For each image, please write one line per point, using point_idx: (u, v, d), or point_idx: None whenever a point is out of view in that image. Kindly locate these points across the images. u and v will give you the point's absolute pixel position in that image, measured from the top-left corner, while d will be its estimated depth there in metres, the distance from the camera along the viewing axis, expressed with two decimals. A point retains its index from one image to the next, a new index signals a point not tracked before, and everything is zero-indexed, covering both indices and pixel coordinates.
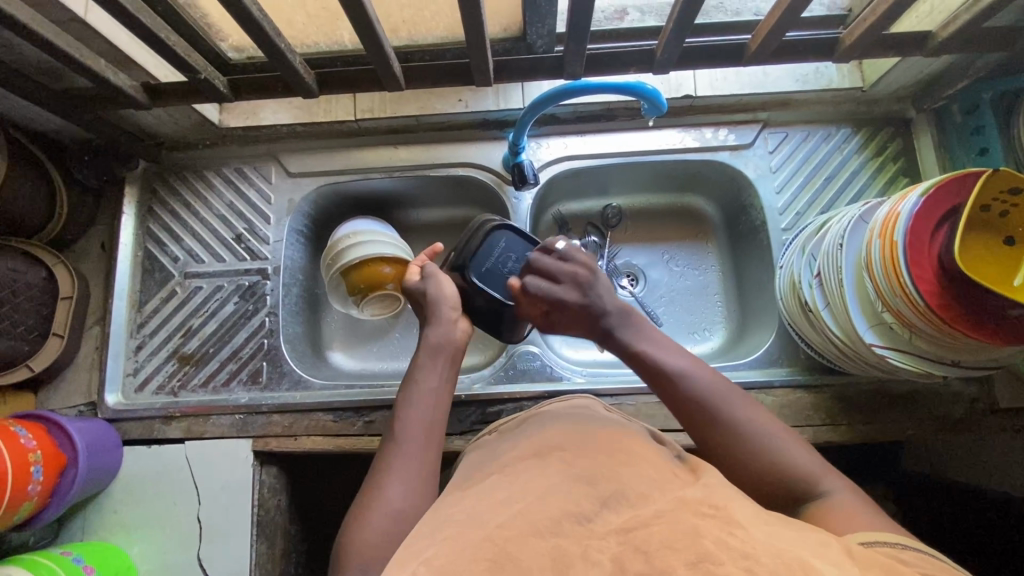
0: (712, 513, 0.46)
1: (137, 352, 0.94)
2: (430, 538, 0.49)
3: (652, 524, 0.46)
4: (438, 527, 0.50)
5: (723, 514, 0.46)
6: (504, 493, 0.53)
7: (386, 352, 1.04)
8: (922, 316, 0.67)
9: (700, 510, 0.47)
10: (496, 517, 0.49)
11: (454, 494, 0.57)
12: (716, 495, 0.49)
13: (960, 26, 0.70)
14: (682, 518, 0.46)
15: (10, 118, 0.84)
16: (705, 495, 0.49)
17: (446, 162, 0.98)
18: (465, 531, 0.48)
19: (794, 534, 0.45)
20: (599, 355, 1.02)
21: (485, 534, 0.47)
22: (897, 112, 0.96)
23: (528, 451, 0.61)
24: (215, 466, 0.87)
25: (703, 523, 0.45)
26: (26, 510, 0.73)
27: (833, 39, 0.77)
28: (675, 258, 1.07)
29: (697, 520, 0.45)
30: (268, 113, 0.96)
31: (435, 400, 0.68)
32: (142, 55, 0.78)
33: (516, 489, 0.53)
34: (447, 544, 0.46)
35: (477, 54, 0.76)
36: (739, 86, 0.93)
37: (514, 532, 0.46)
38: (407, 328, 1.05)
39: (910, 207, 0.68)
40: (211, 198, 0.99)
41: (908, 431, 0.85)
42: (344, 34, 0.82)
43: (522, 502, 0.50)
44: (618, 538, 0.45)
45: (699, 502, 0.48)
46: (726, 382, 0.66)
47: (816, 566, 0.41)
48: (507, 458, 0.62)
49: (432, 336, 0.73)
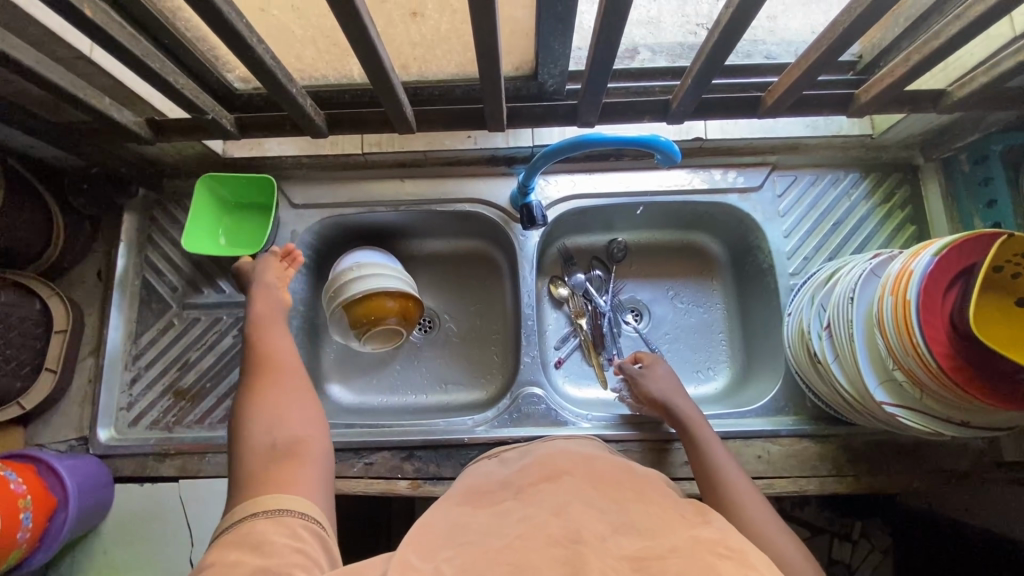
0: (728, 554, 0.44)
1: (132, 386, 0.92)
2: (444, 543, 0.49)
3: (667, 557, 0.44)
4: (456, 534, 0.51)
5: (738, 555, 0.44)
6: (519, 513, 0.51)
7: (388, 386, 1.02)
8: (935, 378, 0.66)
9: (717, 550, 0.45)
10: (506, 534, 0.49)
11: (467, 513, 0.54)
12: (731, 537, 0.47)
13: (976, 87, 0.70)
14: (698, 555, 0.44)
15: (8, 147, 0.82)
16: (721, 536, 0.47)
17: (452, 197, 0.97)
18: (483, 541, 0.48)
19: None
20: (604, 394, 1.01)
21: (506, 540, 0.47)
22: (905, 158, 0.96)
23: (538, 475, 0.58)
24: (210, 508, 0.85)
25: (719, 562, 0.43)
26: (15, 556, 0.71)
27: (848, 94, 0.77)
28: (680, 295, 1.06)
29: (714, 559, 0.43)
30: (274, 146, 0.95)
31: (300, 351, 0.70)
32: (146, 91, 0.76)
33: (533, 509, 0.52)
34: (467, 550, 0.47)
35: (491, 100, 0.75)
36: (750, 130, 0.92)
37: (534, 542, 0.47)
38: (408, 361, 1.03)
39: (924, 266, 0.67)
40: None
41: (915, 484, 0.84)
42: (354, 69, 0.80)
43: (537, 518, 0.50)
44: (633, 564, 0.43)
45: (714, 542, 0.46)
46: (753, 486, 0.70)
47: None
48: (518, 483, 0.59)
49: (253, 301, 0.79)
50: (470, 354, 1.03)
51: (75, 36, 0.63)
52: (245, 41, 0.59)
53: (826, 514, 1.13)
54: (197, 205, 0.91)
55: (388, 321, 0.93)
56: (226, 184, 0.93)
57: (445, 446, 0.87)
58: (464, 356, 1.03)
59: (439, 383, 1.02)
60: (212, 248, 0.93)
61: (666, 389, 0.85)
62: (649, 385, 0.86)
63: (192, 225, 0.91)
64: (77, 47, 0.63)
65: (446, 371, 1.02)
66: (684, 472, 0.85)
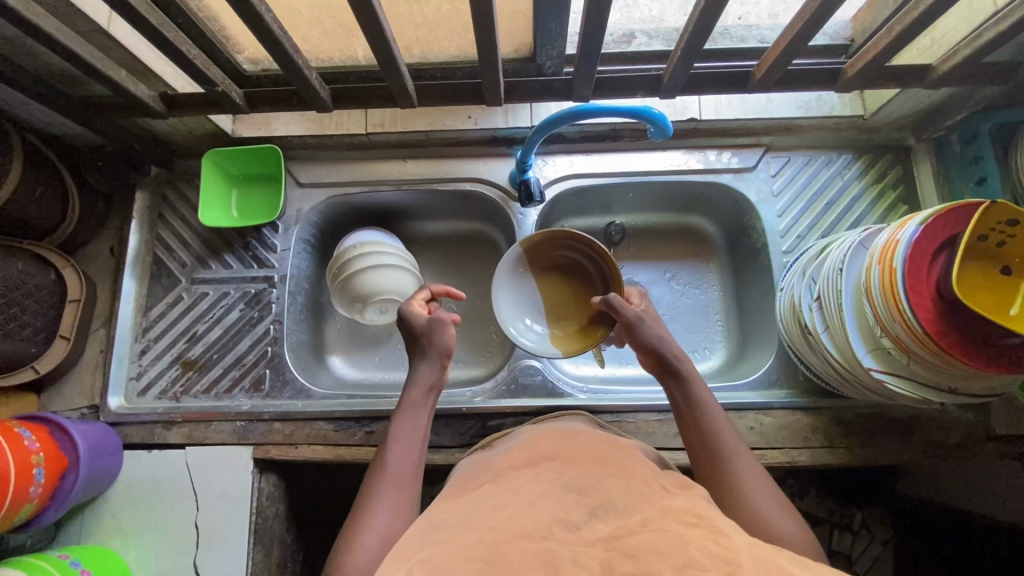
0: (696, 522, 0.45)
1: (141, 357, 0.95)
2: (428, 531, 0.49)
3: (639, 531, 0.45)
4: (437, 525, 0.50)
5: (707, 523, 0.45)
6: (495, 500, 0.51)
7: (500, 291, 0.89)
8: (921, 344, 0.67)
9: (685, 519, 0.46)
10: (488, 520, 0.48)
11: (446, 502, 0.55)
12: (700, 506, 0.48)
13: (959, 60, 0.73)
14: (668, 526, 0.45)
15: (26, 124, 0.87)
16: (690, 506, 0.48)
17: (453, 176, 1.00)
18: (465, 526, 0.48)
19: (783, 553, 0.44)
20: (600, 371, 1.03)
21: (477, 536, 0.45)
22: (897, 140, 0.98)
23: (520, 460, 0.59)
24: (215, 472, 0.87)
25: (688, 531, 0.44)
26: (26, 511, 0.73)
27: (836, 69, 0.80)
28: (677, 276, 1.08)
29: (683, 528, 0.44)
30: (281, 125, 0.99)
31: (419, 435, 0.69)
32: (161, 66, 0.81)
33: (510, 488, 0.52)
34: (447, 537, 0.46)
35: (491, 76, 0.78)
36: (743, 111, 0.95)
37: (505, 534, 0.45)
38: (536, 266, 0.91)
39: (910, 235, 0.69)
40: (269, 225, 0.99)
41: (906, 456, 0.86)
42: (358, 50, 0.83)
43: (512, 508, 0.49)
44: (607, 544, 0.44)
45: (684, 511, 0.47)
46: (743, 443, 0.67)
47: (796, 571, 0.40)
48: (499, 466, 0.60)
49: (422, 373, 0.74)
50: (590, 283, 0.90)
51: (93, 8, 0.68)
52: (253, 9, 0.62)
53: (825, 504, 1.12)
54: (205, 178, 0.96)
55: (558, 270, 0.91)
56: (230, 158, 0.97)
57: (445, 415, 0.89)
58: (595, 276, 0.89)
59: (519, 312, 0.91)
60: (225, 222, 0.97)
61: (667, 340, 0.76)
62: (649, 337, 0.76)
63: (201, 199, 0.95)
64: (95, 19, 0.68)
65: (539, 301, 0.91)
66: (677, 444, 0.86)
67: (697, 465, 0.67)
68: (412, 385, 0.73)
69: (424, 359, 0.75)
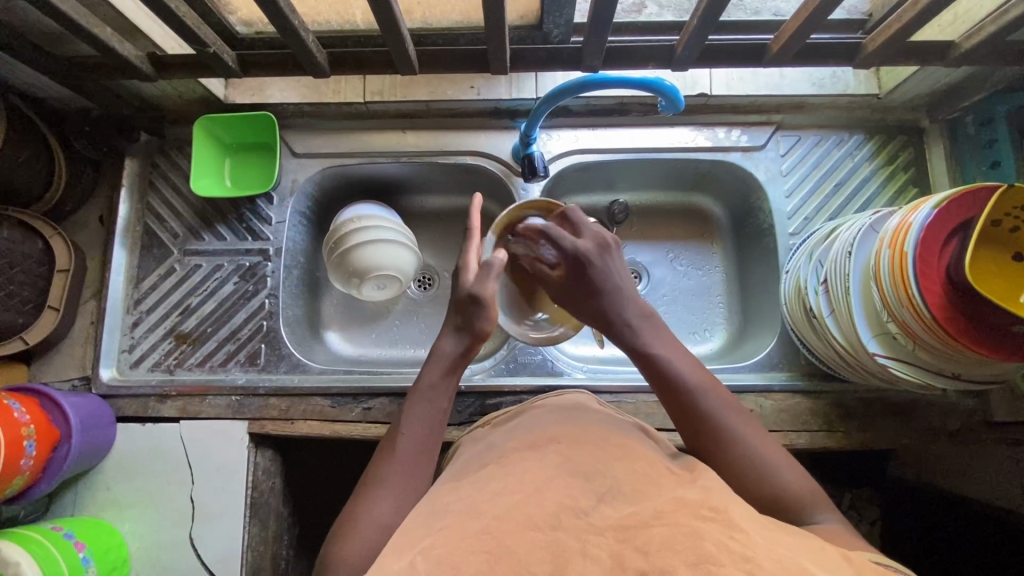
0: (712, 516, 0.43)
1: (133, 329, 0.93)
2: (432, 517, 0.48)
3: (651, 523, 0.43)
4: (440, 511, 0.49)
5: (722, 517, 0.44)
6: (499, 484, 0.50)
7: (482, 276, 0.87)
8: (928, 329, 0.66)
9: (700, 512, 0.44)
10: (493, 507, 0.47)
11: (449, 485, 0.54)
12: (715, 497, 0.46)
13: (983, 38, 0.71)
14: (681, 518, 0.44)
15: (9, 85, 0.83)
16: (703, 497, 0.46)
17: (454, 150, 0.97)
18: (469, 513, 0.47)
19: (798, 547, 0.43)
20: (600, 351, 1.01)
21: (482, 525, 0.45)
22: (911, 120, 0.96)
23: (521, 442, 0.58)
24: (210, 446, 0.87)
25: (703, 526, 0.42)
26: (18, 483, 0.72)
27: (855, 44, 0.77)
28: (679, 257, 1.06)
29: (695, 521, 0.43)
30: (276, 91, 0.94)
31: (431, 421, 0.65)
32: (148, 26, 0.76)
33: (513, 472, 0.51)
34: (451, 525, 0.45)
35: (496, 43, 0.74)
36: (756, 86, 0.92)
37: (511, 524, 0.44)
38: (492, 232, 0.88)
39: (923, 219, 0.67)
40: (263, 196, 0.96)
41: (904, 440, 0.86)
42: (357, 12, 0.80)
43: (519, 493, 0.48)
44: (617, 533, 0.43)
45: (698, 504, 0.45)
46: (739, 413, 0.61)
47: (812, 568, 0.40)
48: (502, 447, 0.59)
49: (445, 350, 0.69)
50: None
51: None
52: None
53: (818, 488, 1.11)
54: (199, 147, 0.93)
55: None
56: (224, 126, 0.93)
57: None
58: None
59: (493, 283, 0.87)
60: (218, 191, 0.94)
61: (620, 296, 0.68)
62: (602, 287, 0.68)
63: (194, 168, 0.92)
64: None
65: None
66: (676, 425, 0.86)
67: (675, 421, 0.62)
68: (435, 363, 0.68)
69: (450, 333, 0.70)
